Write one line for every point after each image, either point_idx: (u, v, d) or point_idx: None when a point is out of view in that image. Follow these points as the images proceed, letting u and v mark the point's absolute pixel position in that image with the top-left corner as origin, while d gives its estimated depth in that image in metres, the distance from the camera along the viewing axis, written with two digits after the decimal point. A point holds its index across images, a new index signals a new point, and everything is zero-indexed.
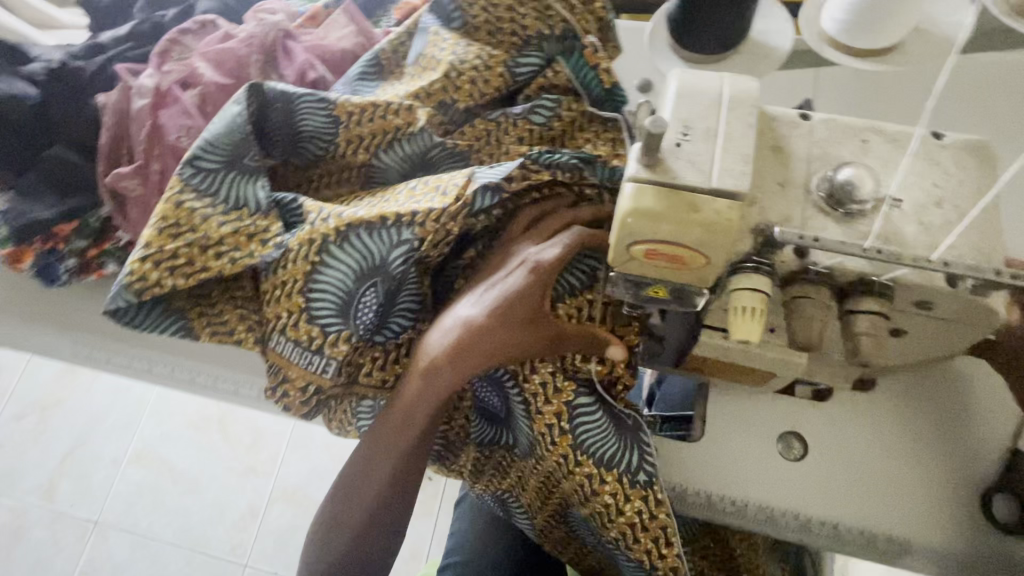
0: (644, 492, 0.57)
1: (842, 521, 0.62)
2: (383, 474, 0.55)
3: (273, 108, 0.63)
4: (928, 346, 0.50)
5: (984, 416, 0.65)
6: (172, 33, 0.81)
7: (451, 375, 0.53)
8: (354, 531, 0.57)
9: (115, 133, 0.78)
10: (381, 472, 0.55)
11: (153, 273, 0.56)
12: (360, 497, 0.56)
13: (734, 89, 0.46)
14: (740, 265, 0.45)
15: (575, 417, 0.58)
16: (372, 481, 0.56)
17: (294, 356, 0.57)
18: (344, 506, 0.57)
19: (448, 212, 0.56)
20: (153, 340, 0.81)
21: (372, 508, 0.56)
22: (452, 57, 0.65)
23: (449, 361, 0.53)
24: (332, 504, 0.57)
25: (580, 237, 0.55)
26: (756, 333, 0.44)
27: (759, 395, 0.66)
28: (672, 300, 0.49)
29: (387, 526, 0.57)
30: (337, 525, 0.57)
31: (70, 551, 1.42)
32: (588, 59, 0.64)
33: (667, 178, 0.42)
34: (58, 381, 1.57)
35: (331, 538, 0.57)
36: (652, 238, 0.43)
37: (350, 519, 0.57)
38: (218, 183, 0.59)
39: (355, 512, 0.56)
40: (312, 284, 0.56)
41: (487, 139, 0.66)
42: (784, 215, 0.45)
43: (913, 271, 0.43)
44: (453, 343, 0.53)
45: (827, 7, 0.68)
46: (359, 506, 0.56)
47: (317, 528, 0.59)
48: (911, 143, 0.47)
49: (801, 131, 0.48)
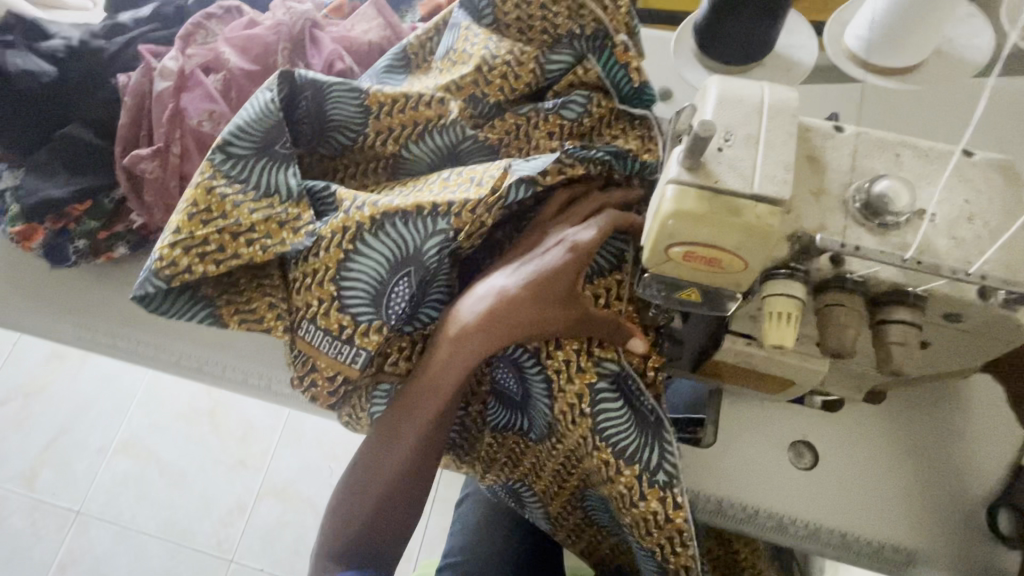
0: (662, 492, 0.56)
1: (851, 529, 0.62)
2: (407, 451, 0.56)
3: (303, 96, 0.63)
4: (949, 358, 0.51)
5: (995, 431, 0.66)
6: (197, 18, 0.80)
7: (481, 344, 0.53)
8: (378, 501, 0.57)
9: (134, 115, 0.77)
10: (406, 443, 0.56)
11: (183, 259, 0.55)
12: (384, 466, 0.56)
13: (774, 98, 0.47)
14: (771, 272, 0.46)
15: (596, 403, 0.57)
16: (396, 456, 0.56)
17: (325, 346, 0.56)
18: (365, 481, 0.57)
19: (484, 202, 0.56)
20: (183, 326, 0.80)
21: (392, 485, 0.57)
22: (484, 51, 0.65)
23: (480, 330, 0.53)
24: (353, 479, 0.58)
25: (612, 220, 0.56)
26: (789, 339, 0.45)
27: (773, 402, 0.67)
28: (704, 304, 0.49)
29: (407, 501, 0.58)
30: (357, 499, 0.58)
31: (50, 540, 1.39)
32: (619, 58, 0.64)
33: (709, 181, 0.43)
34: (45, 367, 1.54)
35: (350, 513, 0.58)
36: (690, 240, 0.44)
37: (370, 494, 0.57)
38: (248, 171, 0.58)
39: (377, 488, 0.57)
40: (344, 273, 0.55)
41: (516, 134, 0.66)
42: (819, 224, 0.46)
43: (945, 282, 0.44)
44: (485, 311, 0.53)
45: (852, 23, 0.71)
46: (380, 483, 0.57)
47: (336, 503, 0.59)
48: (944, 159, 0.47)
49: (836, 142, 0.48)
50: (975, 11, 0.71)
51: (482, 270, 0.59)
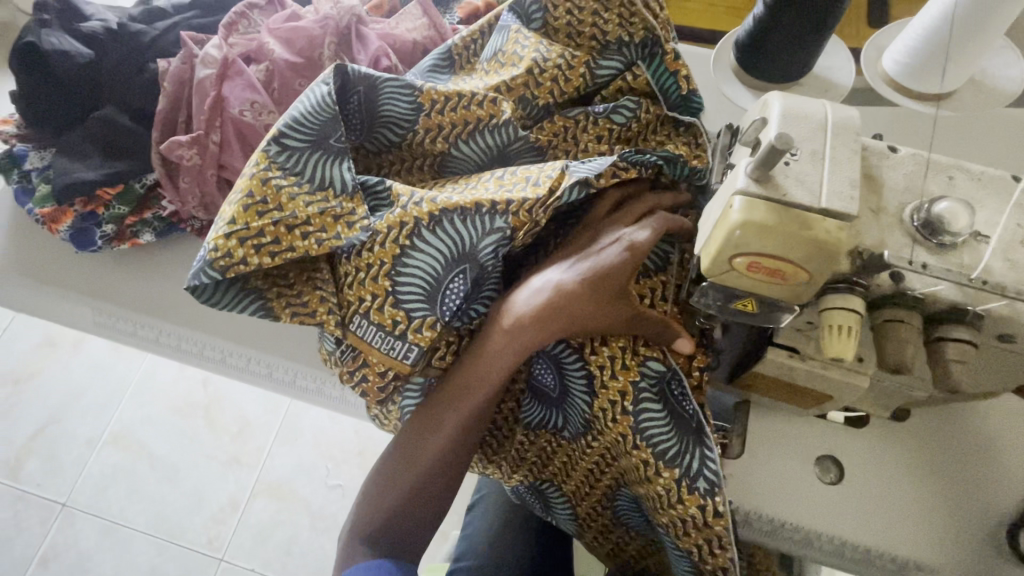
0: (702, 499, 0.55)
1: (874, 546, 0.63)
2: (448, 440, 0.56)
3: (354, 92, 0.63)
4: (991, 378, 0.52)
5: (1009, 453, 0.67)
6: (240, 7, 0.80)
7: (533, 334, 0.53)
8: (416, 488, 0.57)
9: (172, 101, 0.77)
10: (450, 429, 0.56)
11: (238, 251, 0.55)
12: (425, 453, 0.56)
13: (838, 116, 0.47)
14: (830, 286, 0.47)
15: (639, 401, 0.57)
16: (438, 443, 0.56)
17: (376, 341, 0.57)
18: (402, 468, 0.56)
19: (541, 202, 0.56)
20: (211, 310, 0.79)
21: (431, 474, 0.56)
22: (535, 54, 0.66)
23: (534, 321, 0.53)
24: (389, 465, 0.57)
25: (666, 222, 0.56)
26: (850, 351, 0.45)
27: (800, 416, 0.68)
28: (760, 315, 0.50)
29: (445, 489, 0.58)
30: (394, 487, 0.57)
31: (33, 533, 1.36)
32: (669, 65, 0.65)
33: (778, 195, 0.44)
34: (38, 353, 1.50)
35: (385, 501, 0.57)
36: (756, 251, 0.44)
37: (407, 483, 0.56)
38: (304, 163, 0.58)
39: (415, 474, 0.56)
40: (400, 267, 0.56)
41: (564, 136, 0.67)
42: (879, 240, 0.46)
43: (1005, 303, 0.45)
44: (541, 303, 0.53)
45: (888, 48, 0.74)
46: (419, 472, 0.56)
47: (371, 490, 0.58)
48: (996, 184, 0.48)
49: (892, 162, 0.49)
50: (1008, 45, 0.74)
51: (531, 266, 0.60)
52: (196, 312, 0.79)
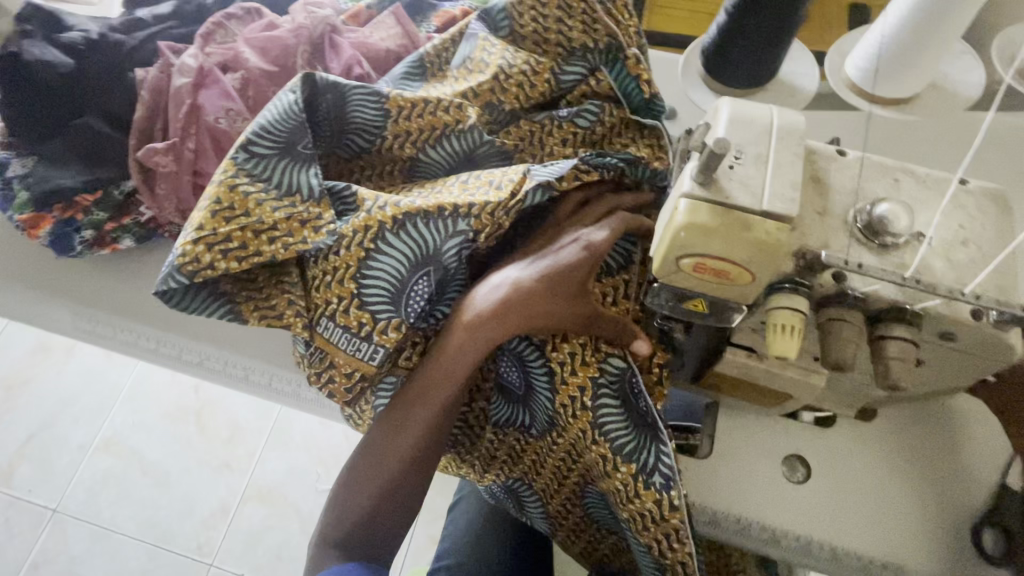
0: (659, 493, 0.56)
1: (840, 544, 0.63)
2: (412, 437, 0.57)
3: (324, 98, 0.64)
4: (942, 376, 0.53)
5: (975, 451, 0.67)
6: (217, 17, 0.81)
7: (492, 332, 0.54)
8: (381, 486, 0.57)
9: (150, 109, 0.78)
10: (413, 426, 0.57)
11: (206, 256, 0.56)
12: (389, 450, 0.57)
13: (784, 120, 0.48)
14: (777, 286, 0.48)
15: (598, 397, 0.59)
16: (402, 440, 0.57)
17: (342, 342, 0.58)
18: (369, 466, 0.57)
19: (503, 205, 0.58)
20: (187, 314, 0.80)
21: (395, 472, 0.57)
22: (501, 60, 0.67)
23: (493, 317, 0.54)
24: (355, 464, 0.58)
25: (625, 222, 0.58)
26: (792, 350, 0.46)
27: (766, 416, 0.68)
28: (710, 315, 0.51)
29: (410, 487, 0.58)
30: (359, 486, 0.58)
31: (24, 539, 1.36)
32: (631, 69, 0.66)
33: (720, 197, 0.45)
34: (29, 360, 1.51)
35: (352, 499, 0.58)
36: (701, 253, 0.46)
37: (373, 480, 0.57)
38: (271, 170, 0.59)
39: (380, 471, 0.57)
40: (365, 271, 0.57)
41: (530, 140, 0.68)
42: (823, 241, 0.47)
43: (941, 301, 0.46)
44: (499, 299, 0.55)
45: (851, 55, 0.75)
46: (384, 470, 0.57)
47: (337, 491, 0.59)
48: (940, 187, 0.49)
49: (840, 165, 0.50)
50: (967, 49, 0.76)
51: (494, 266, 0.61)
52: (174, 317, 0.79)
